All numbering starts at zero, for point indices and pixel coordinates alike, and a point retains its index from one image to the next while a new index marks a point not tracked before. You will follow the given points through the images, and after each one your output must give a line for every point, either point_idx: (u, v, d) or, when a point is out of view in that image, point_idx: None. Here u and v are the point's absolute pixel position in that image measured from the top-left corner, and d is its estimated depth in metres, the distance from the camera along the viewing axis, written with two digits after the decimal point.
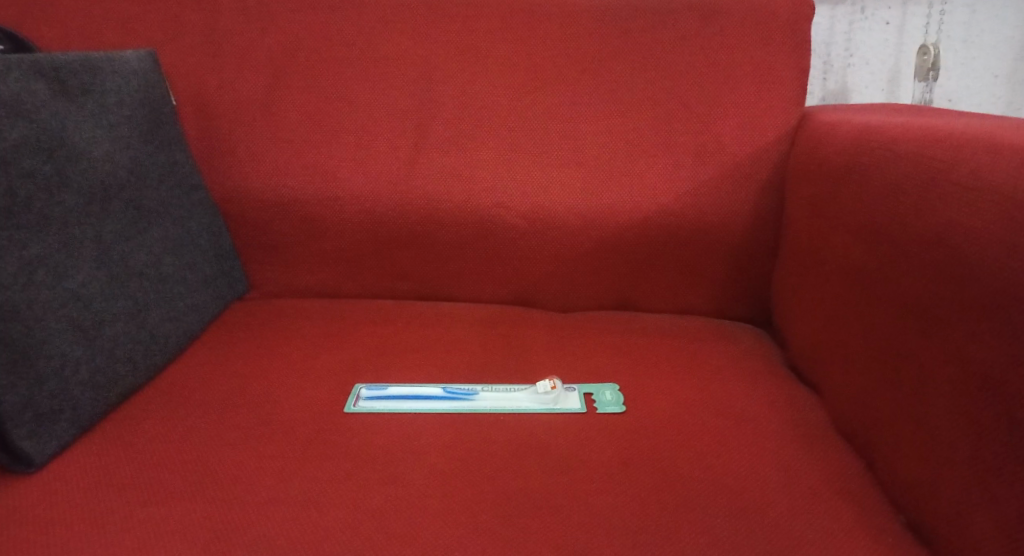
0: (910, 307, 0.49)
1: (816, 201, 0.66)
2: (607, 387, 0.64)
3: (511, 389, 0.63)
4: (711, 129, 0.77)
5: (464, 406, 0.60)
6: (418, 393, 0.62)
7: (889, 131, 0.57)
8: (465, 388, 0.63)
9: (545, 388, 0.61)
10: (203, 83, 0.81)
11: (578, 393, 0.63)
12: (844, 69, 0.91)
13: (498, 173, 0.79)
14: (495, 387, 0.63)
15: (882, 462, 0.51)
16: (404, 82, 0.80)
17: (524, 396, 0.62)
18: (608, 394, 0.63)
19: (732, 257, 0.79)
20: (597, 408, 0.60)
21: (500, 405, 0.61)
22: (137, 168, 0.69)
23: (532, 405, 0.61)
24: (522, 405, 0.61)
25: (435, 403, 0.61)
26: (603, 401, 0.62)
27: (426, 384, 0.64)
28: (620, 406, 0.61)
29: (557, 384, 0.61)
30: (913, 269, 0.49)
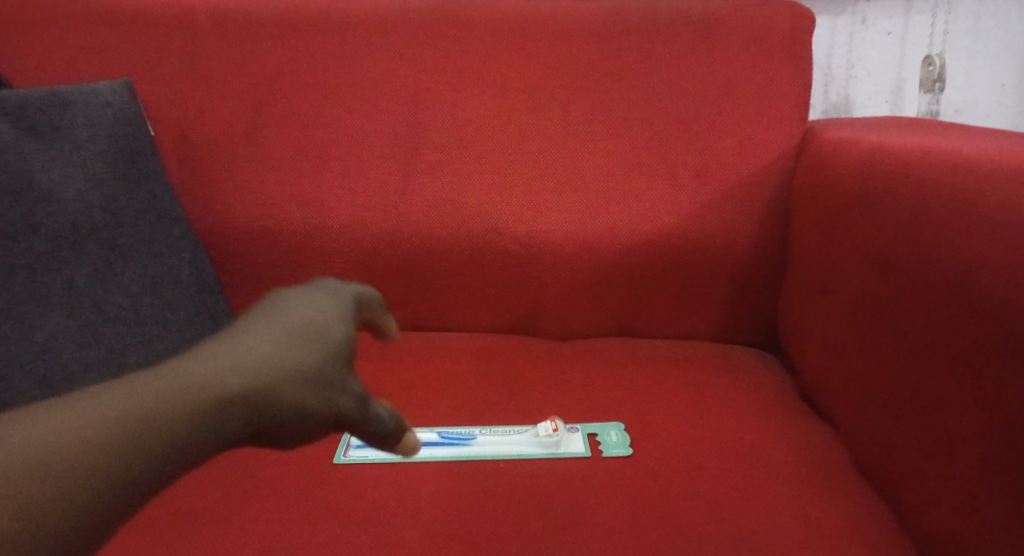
0: (936, 344, 0.46)
1: (825, 224, 0.63)
2: (611, 424, 0.61)
3: (510, 432, 0.60)
4: (712, 148, 0.74)
5: (461, 452, 0.57)
6: None
7: (902, 152, 0.54)
8: (461, 431, 0.59)
9: (547, 431, 0.58)
10: (185, 112, 0.78)
11: (582, 432, 0.60)
12: (845, 81, 0.88)
13: (493, 199, 0.76)
14: (493, 428, 0.60)
15: (910, 509, 0.48)
16: (392, 107, 0.77)
17: (524, 439, 0.59)
18: (613, 435, 0.59)
19: (737, 280, 0.76)
20: (601, 449, 0.57)
21: (500, 450, 0.57)
22: (112, 205, 0.66)
23: (534, 448, 0.58)
24: (524, 447, 0.58)
25: (430, 451, 0.57)
26: (608, 441, 0.58)
27: (417, 427, 0.61)
28: (626, 447, 0.58)
29: (559, 425, 0.59)
30: (935, 302, 0.46)
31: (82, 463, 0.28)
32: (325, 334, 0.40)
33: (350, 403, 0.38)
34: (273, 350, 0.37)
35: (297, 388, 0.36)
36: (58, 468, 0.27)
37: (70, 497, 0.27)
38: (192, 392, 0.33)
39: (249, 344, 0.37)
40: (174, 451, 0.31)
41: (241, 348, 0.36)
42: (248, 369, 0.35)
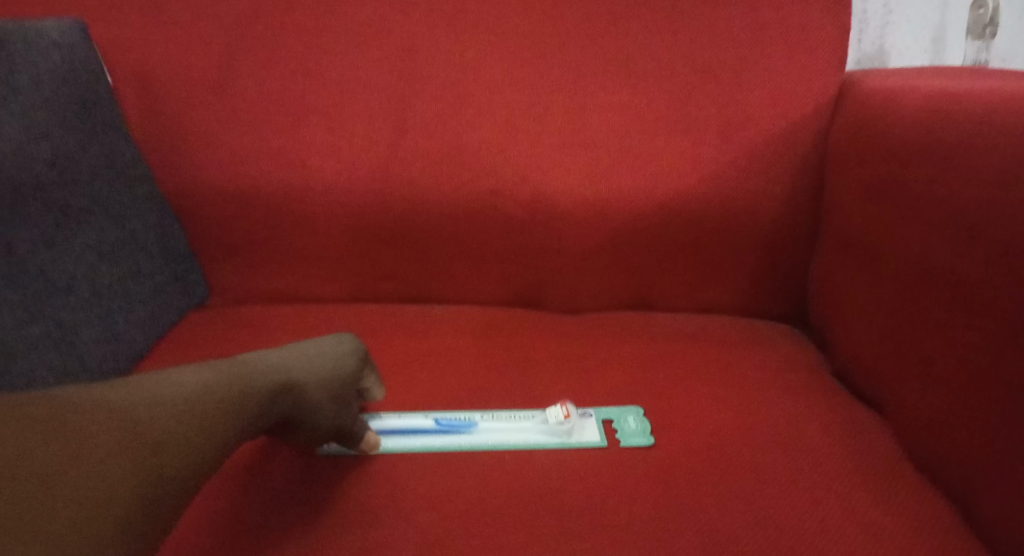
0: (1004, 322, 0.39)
1: (869, 184, 0.55)
2: (628, 409, 0.55)
3: (516, 418, 0.53)
4: (740, 102, 0.66)
5: (460, 441, 0.51)
6: (405, 426, 0.53)
7: (972, 98, 0.46)
8: (460, 417, 0.53)
9: (558, 419, 0.51)
10: (145, 58, 0.69)
11: (596, 419, 0.53)
12: (882, 28, 0.81)
13: (494, 158, 0.69)
14: (493, 414, 0.54)
15: (974, 511, 0.42)
16: (381, 53, 0.68)
17: (532, 427, 0.52)
18: (632, 422, 0.53)
19: (762, 249, 0.69)
20: (619, 439, 0.51)
21: (505, 439, 0.51)
22: (58, 160, 0.58)
23: (541, 438, 0.51)
24: (530, 437, 0.51)
25: (425, 439, 0.51)
26: (626, 431, 0.52)
27: (406, 414, 0.54)
28: (648, 438, 0.51)
29: (572, 412, 0.52)
30: (1005, 274, 0.39)
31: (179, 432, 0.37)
32: (330, 367, 0.49)
33: (348, 418, 0.48)
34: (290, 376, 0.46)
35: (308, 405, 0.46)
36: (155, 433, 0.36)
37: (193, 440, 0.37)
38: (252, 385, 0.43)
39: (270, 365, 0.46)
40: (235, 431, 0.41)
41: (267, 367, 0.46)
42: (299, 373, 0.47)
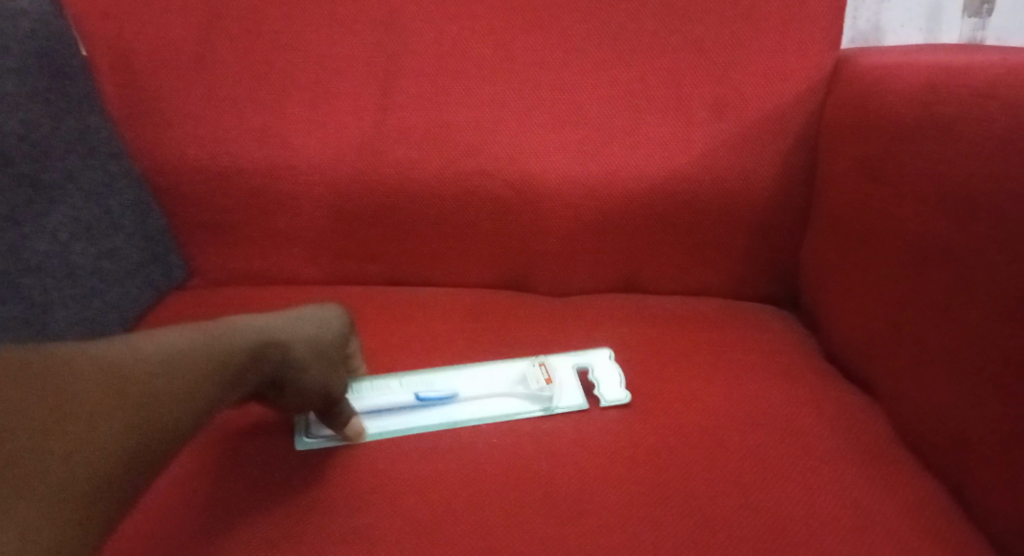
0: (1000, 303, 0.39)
1: (864, 164, 0.54)
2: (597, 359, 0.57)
3: (496, 385, 0.54)
4: (734, 80, 0.65)
5: (442, 417, 0.51)
6: (386, 402, 0.52)
7: (972, 74, 0.45)
8: (441, 390, 0.53)
9: (541, 384, 0.53)
10: (118, 30, 0.66)
11: (571, 372, 0.55)
12: (878, 4, 0.79)
13: (483, 136, 0.67)
14: (473, 381, 0.55)
15: (970, 493, 0.41)
16: (365, 26, 0.66)
17: (512, 393, 0.53)
18: (607, 377, 0.55)
19: (754, 231, 0.69)
20: (599, 395, 0.53)
21: (487, 411, 0.51)
22: (29, 134, 0.56)
23: (523, 394, 0.53)
24: (511, 392, 0.53)
25: (407, 417, 0.51)
26: (603, 386, 0.54)
27: (387, 391, 0.53)
28: (625, 393, 0.53)
29: (551, 376, 0.54)
30: (1002, 253, 0.39)
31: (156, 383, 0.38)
32: (327, 337, 0.47)
33: (335, 381, 0.46)
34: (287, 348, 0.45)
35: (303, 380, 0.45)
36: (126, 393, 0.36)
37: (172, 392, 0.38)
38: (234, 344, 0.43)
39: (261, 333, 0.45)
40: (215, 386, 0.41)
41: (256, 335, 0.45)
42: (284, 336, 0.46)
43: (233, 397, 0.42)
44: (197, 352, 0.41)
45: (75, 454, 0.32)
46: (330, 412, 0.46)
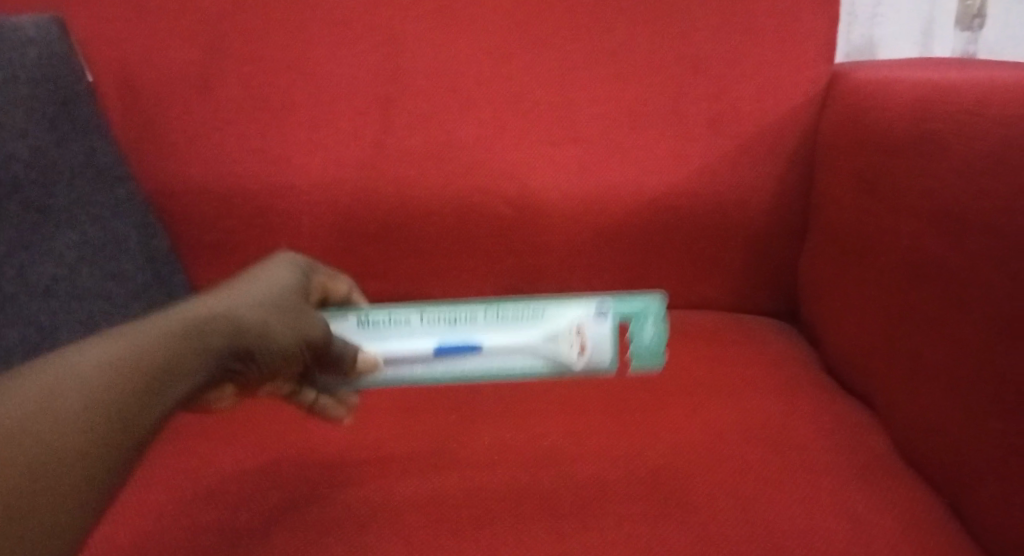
0: (997, 314, 0.39)
1: (861, 179, 0.55)
2: (646, 309, 0.45)
3: (525, 328, 0.44)
4: (730, 95, 0.66)
5: (461, 369, 0.45)
6: (402, 350, 0.45)
7: (966, 91, 0.45)
8: (462, 343, 0.44)
9: (575, 356, 0.44)
10: (124, 55, 0.67)
11: (611, 329, 0.44)
12: (871, 20, 0.81)
13: (482, 155, 0.68)
14: (504, 329, 0.44)
15: (971, 505, 0.41)
16: (364, 47, 0.66)
17: (536, 339, 0.44)
18: (649, 326, 0.45)
19: (753, 244, 0.69)
20: (629, 361, 0.47)
21: (505, 364, 0.45)
22: (36, 161, 0.58)
23: (554, 356, 0.45)
24: (541, 353, 0.45)
25: (424, 366, 0.45)
26: (638, 352, 0.46)
27: (402, 336, 0.45)
28: (657, 362, 0.47)
29: (587, 339, 0.44)
30: (998, 265, 0.39)
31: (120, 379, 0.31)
32: (280, 288, 0.43)
33: (308, 328, 0.42)
34: (289, 317, 0.41)
35: (304, 348, 0.43)
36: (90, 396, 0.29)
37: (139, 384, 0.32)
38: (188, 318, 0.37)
39: (264, 298, 0.41)
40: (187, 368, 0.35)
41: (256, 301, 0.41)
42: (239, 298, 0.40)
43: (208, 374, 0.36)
44: (167, 329, 0.35)
45: (114, 454, 0.29)
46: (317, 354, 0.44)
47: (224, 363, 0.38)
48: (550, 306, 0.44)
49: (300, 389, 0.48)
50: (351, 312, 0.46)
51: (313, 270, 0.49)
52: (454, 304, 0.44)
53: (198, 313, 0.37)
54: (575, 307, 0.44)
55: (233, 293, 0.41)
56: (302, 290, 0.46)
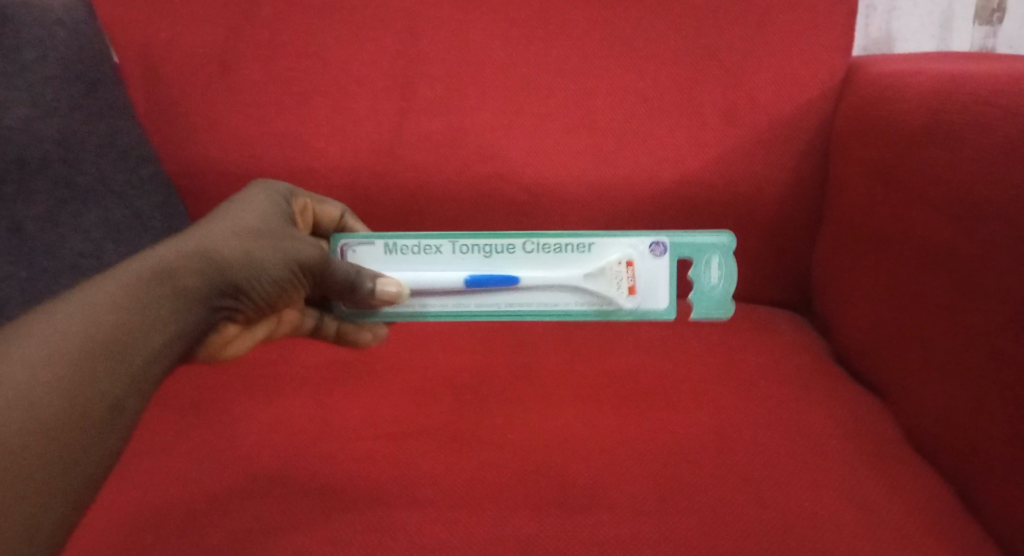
0: (1013, 306, 0.39)
1: (876, 170, 0.55)
2: (714, 251, 0.50)
3: (561, 261, 0.49)
4: (746, 86, 0.66)
5: (493, 301, 0.50)
6: (434, 281, 0.49)
7: (983, 83, 0.46)
8: (495, 275, 0.49)
9: (620, 293, 0.49)
10: (147, 38, 0.68)
11: (668, 269, 0.49)
12: (889, 13, 0.81)
13: (498, 142, 0.69)
14: (536, 261, 0.50)
15: (979, 494, 0.42)
16: (383, 33, 0.67)
17: (579, 276, 0.49)
18: (715, 266, 0.50)
19: (766, 234, 0.69)
20: (695, 304, 0.50)
21: (547, 299, 0.49)
22: (67, 139, 0.60)
23: (600, 291, 0.49)
24: (583, 288, 0.49)
25: (457, 297, 0.50)
26: (704, 297, 0.50)
27: (437, 264, 0.50)
28: (724, 310, 0.50)
29: (636, 282, 0.49)
30: (1015, 257, 0.39)
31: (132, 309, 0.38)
32: (265, 220, 0.47)
33: (296, 255, 0.47)
34: (270, 246, 0.46)
35: (298, 270, 0.47)
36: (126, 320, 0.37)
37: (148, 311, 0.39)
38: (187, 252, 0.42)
39: (249, 229, 0.46)
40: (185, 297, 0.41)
41: (233, 233, 0.45)
42: (228, 228, 0.45)
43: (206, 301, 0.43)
44: (165, 265, 0.41)
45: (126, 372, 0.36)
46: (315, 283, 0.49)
47: (210, 295, 0.43)
48: (604, 244, 0.49)
49: (320, 322, 0.54)
50: (382, 240, 0.50)
51: (296, 195, 0.55)
52: (491, 237, 0.49)
53: (173, 256, 0.41)
54: (629, 245, 0.49)
55: (214, 226, 0.45)
56: (285, 217, 0.50)
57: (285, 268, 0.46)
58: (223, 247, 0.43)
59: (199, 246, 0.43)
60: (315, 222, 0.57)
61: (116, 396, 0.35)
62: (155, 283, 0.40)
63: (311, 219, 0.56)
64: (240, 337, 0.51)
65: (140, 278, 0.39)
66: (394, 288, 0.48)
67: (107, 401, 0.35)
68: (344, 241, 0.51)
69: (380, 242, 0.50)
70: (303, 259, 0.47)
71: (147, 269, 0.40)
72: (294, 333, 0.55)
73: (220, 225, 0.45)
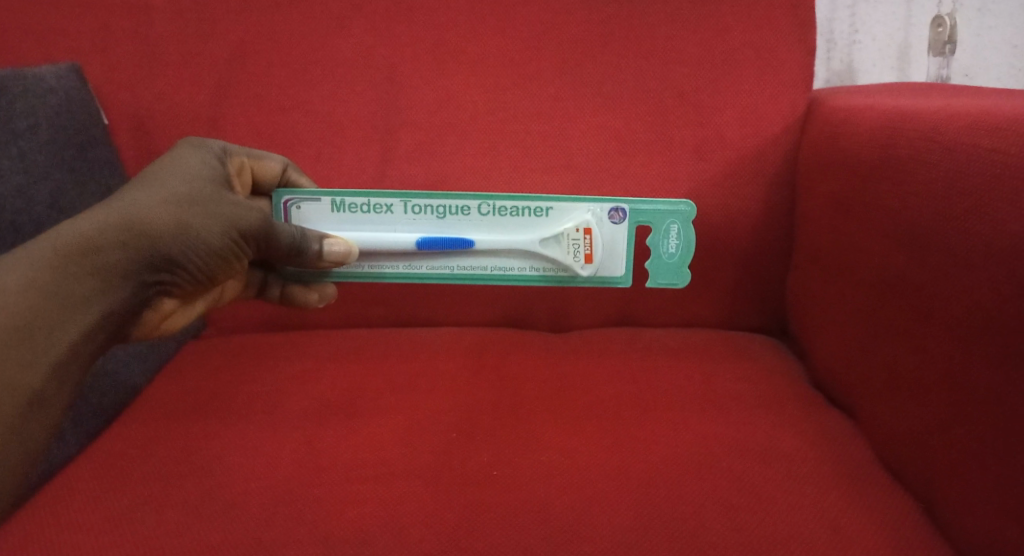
0: (981, 326, 0.40)
1: (841, 198, 0.57)
2: (672, 220, 0.60)
3: (515, 226, 0.60)
4: (713, 123, 0.69)
5: (446, 262, 0.61)
6: (387, 241, 0.59)
7: (933, 116, 0.48)
8: (451, 239, 0.59)
9: (579, 260, 0.60)
10: (138, 98, 0.71)
11: (626, 235, 0.60)
12: (849, 47, 0.98)
13: (478, 183, 0.70)
14: (490, 224, 0.60)
15: (955, 516, 0.43)
16: (365, 85, 0.70)
17: (529, 240, 0.60)
18: (674, 231, 0.60)
19: (740, 264, 0.71)
20: (655, 274, 0.62)
21: (499, 264, 0.61)
22: (58, 201, 0.63)
23: (558, 255, 0.60)
24: (541, 253, 0.60)
25: (409, 253, 0.60)
26: (663, 264, 0.62)
27: (388, 223, 0.60)
28: (681, 278, 0.62)
29: (593, 245, 0.60)
30: (977, 276, 0.41)
31: (47, 291, 0.44)
32: (190, 185, 0.51)
33: (242, 222, 0.52)
34: (209, 215, 0.50)
35: (236, 236, 0.52)
36: (48, 307, 0.44)
37: (78, 293, 0.45)
38: (98, 233, 0.47)
39: (169, 198, 0.49)
40: (124, 273, 0.47)
41: (164, 203, 0.49)
42: (164, 200, 0.49)
43: (157, 273, 0.49)
44: (76, 246, 0.46)
45: (78, 344, 0.46)
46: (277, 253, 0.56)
47: (145, 270, 0.48)
48: (565, 211, 0.59)
49: (268, 287, 0.65)
50: (329, 198, 0.60)
51: (230, 155, 0.58)
52: (441, 199, 0.59)
53: (95, 230, 0.47)
54: (588, 213, 0.59)
55: (140, 195, 0.49)
56: (218, 181, 0.54)
57: (223, 237, 0.51)
58: (155, 218, 0.48)
59: (126, 218, 0.47)
60: (256, 179, 0.61)
61: (56, 366, 0.45)
62: (56, 271, 0.45)
63: (249, 177, 0.60)
64: (179, 313, 0.58)
65: (40, 264, 0.45)
66: (343, 248, 0.58)
67: (53, 356, 0.44)
68: (287, 198, 0.60)
69: (328, 200, 0.60)
70: (239, 226, 0.52)
71: (74, 244, 0.46)
72: (241, 294, 0.65)
73: (154, 194, 0.49)
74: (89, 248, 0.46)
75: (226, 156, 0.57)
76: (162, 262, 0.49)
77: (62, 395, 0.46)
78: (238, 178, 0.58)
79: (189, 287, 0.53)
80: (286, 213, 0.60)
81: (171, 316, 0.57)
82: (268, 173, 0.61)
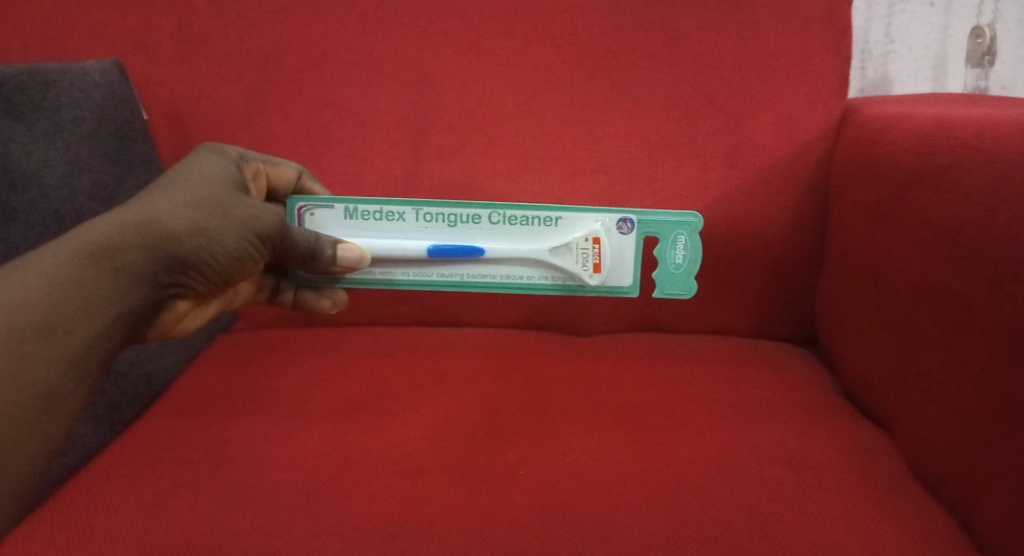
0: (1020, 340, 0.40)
1: (875, 207, 0.57)
2: (679, 230, 0.60)
3: (524, 234, 0.60)
4: (745, 130, 0.68)
5: (456, 270, 0.62)
6: (400, 249, 0.60)
7: (972, 126, 0.48)
8: (459, 247, 0.60)
9: (587, 269, 0.60)
10: (177, 94, 0.72)
11: (634, 246, 0.60)
12: (884, 56, 0.97)
13: (507, 184, 0.70)
14: (499, 234, 0.60)
15: (991, 531, 0.42)
16: (398, 85, 0.71)
17: (534, 249, 0.60)
18: (679, 242, 0.60)
19: (770, 272, 0.71)
20: (665, 284, 0.62)
21: (510, 272, 0.61)
22: (98, 192, 0.65)
23: (568, 264, 0.60)
24: (551, 261, 0.60)
25: (419, 259, 0.61)
26: (670, 275, 0.61)
27: (400, 230, 0.60)
28: (686, 289, 0.62)
29: (598, 259, 0.60)
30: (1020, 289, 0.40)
31: (65, 290, 0.44)
32: (207, 189, 0.52)
33: (258, 224, 0.53)
34: (226, 218, 0.51)
35: (252, 238, 0.53)
36: (65, 304, 0.44)
37: (95, 291, 0.45)
38: (117, 232, 0.47)
39: (189, 202, 0.50)
40: (141, 273, 0.48)
41: (184, 205, 0.50)
42: (181, 203, 0.50)
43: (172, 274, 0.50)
44: (95, 246, 0.46)
45: (93, 342, 0.45)
46: (290, 255, 0.57)
47: (162, 271, 0.49)
48: (573, 221, 0.60)
49: (281, 290, 0.66)
50: (343, 205, 0.60)
51: (247, 161, 0.59)
52: (450, 207, 0.60)
53: (114, 230, 0.47)
54: (597, 223, 0.59)
55: (159, 198, 0.50)
56: (235, 185, 0.55)
57: (241, 239, 0.52)
58: (174, 220, 0.49)
59: (145, 220, 0.48)
60: (270, 185, 0.62)
61: (72, 361, 0.44)
62: (76, 269, 0.45)
63: (264, 183, 0.61)
64: (193, 315, 0.58)
65: (59, 261, 0.45)
66: (356, 253, 0.58)
67: (68, 353, 0.44)
68: (301, 205, 0.61)
69: (341, 207, 0.60)
70: (256, 229, 0.53)
71: (92, 243, 0.46)
72: (255, 297, 0.66)
73: (173, 198, 0.50)
74: (110, 247, 0.46)
75: (244, 161, 0.59)
76: (177, 263, 0.49)
77: (76, 392, 0.45)
78: (254, 184, 0.60)
79: (203, 289, 0.53)
80: (300, 219, 0.61)
81: (186, 318, 0.57)
82: (286, 179, 0.63)
